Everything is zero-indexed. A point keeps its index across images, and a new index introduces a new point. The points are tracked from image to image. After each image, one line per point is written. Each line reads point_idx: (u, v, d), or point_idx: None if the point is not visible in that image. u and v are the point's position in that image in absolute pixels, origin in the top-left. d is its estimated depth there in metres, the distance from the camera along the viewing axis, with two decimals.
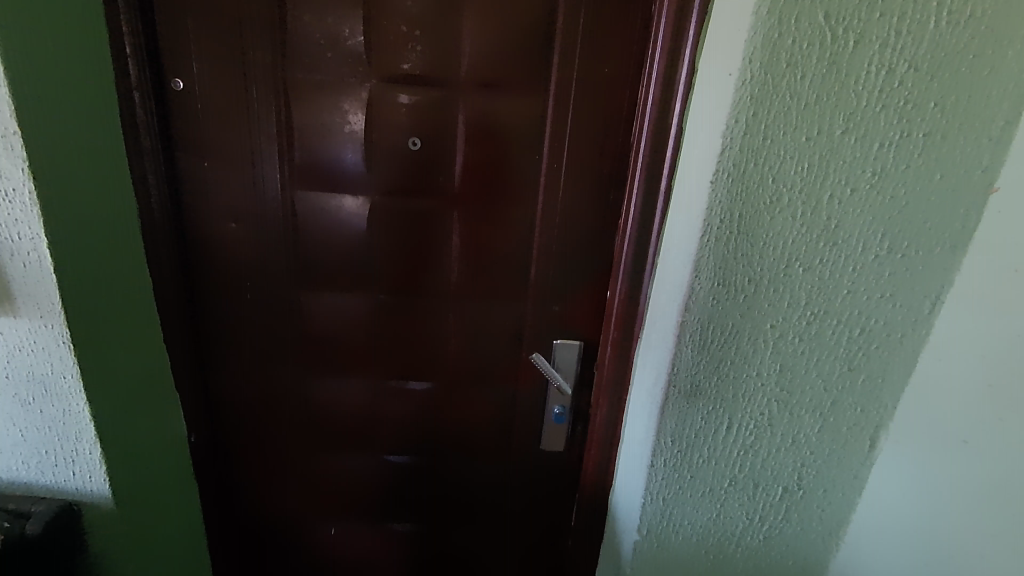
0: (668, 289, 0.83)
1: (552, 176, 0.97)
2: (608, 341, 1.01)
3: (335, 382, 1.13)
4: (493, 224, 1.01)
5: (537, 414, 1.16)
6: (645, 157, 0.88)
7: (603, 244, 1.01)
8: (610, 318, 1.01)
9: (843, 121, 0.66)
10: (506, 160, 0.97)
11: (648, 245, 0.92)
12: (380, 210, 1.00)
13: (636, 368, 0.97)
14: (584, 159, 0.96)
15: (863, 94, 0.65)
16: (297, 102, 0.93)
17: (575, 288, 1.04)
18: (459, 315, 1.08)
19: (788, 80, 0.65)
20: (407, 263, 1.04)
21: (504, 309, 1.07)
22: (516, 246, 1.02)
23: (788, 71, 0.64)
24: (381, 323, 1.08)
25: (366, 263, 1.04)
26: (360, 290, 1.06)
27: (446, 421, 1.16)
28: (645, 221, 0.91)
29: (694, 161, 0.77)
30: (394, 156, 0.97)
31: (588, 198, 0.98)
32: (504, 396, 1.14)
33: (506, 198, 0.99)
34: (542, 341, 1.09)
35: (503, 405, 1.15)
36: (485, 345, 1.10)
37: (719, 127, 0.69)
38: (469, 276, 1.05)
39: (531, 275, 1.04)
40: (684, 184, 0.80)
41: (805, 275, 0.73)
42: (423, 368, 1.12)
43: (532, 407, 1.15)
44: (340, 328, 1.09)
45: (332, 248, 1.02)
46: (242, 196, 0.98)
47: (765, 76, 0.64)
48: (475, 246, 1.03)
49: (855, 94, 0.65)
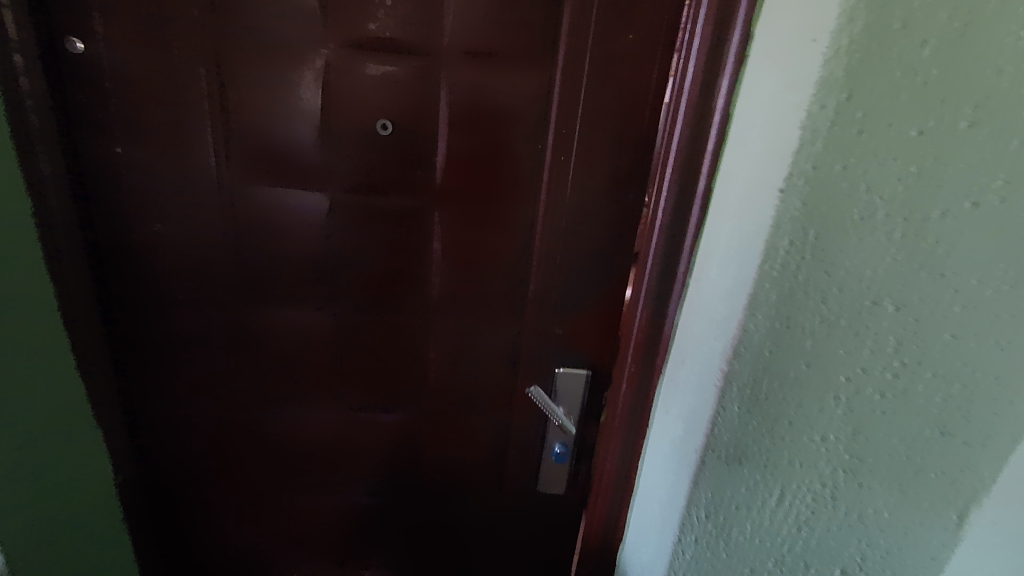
0: (710, 322, 0.66)
1: (559, 171, 0.78)
2: (624, 374, 0.83)
3: (295, 412, 0.95)
4: (485, 229, 0.82)
5: (534, 451, 0.98)
6: (678, 151, 0.69)
7: (619, 254, 0.82)
8: (626, 346, 0.83)
9: (975, 106, 0.44)
10: (500, 150, 0.78)
11: (678, 260, 0.73)
12: (342, 211, 0.81)
13: (656, 405, 0.80)
14: (599, 150, 0.77)
15: (1006, 70, 0.42)
16: (234, 73, 0.73)
17: (583, 307, 0.86)
18: (441, 337, 0.89)
19: (901, 51, 0.45)
20: (377, 275, 0.85)
21: (496, 330, 0.88)
22: (512, 255, 0.83)
23: (903, 36, 0.45)
24: (348, 345, 0.90)
25: (328, 274, 0.85)
26: (322, 306, 0.87)
27: (427, 458, 0.98)
28: (677, 231, 0.72)
29: (750, 159, 0.59)
30: (360, 143, 0.77)
31: (603, 199, 0.79)
32: (495, 431, 0.97)
33: (500, 198, 0.80)
34: (541, 369, 0.91)
35: (494, 439, 0.97)
36: (474, 372, 0.91)
37: (793, 116, 0.52)
38: (454, 291, 0.86)
39: (531, 290, 0.85)
40: (731, 186, 0.63)
41: (897, 316, 0.51)
42: (399, 397, 0.94)
43: (528, 442, 0.97)
44: (299, 351, 0.90)
45: (285, 256, 0.83)
46: (168, 190, 0.79)
47: (869, 44, 0.46)
48: (461, 255, 0.84)
49: (994, 69, 0.43)
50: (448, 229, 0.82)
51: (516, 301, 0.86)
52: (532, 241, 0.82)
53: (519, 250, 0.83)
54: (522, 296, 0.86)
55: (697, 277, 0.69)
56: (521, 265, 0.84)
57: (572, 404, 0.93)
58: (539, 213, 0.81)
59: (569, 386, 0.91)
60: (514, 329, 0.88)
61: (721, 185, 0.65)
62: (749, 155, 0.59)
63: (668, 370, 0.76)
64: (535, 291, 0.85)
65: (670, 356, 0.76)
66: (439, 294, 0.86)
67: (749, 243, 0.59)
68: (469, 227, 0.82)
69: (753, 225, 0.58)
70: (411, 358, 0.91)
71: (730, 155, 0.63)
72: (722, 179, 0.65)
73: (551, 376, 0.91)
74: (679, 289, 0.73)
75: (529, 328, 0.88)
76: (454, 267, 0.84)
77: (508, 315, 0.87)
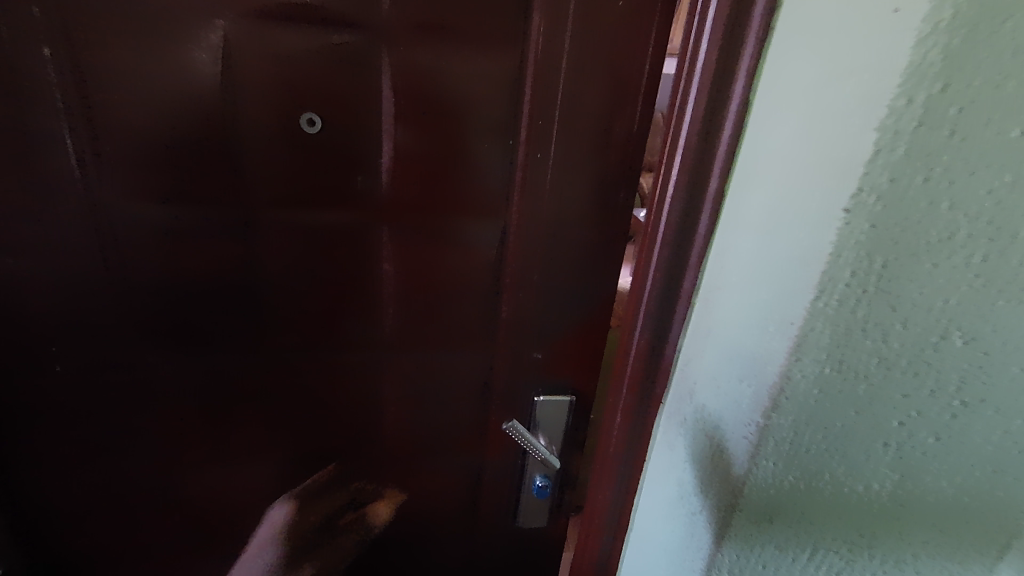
0: (727, 354, 0.54)
1: (534, 171, 0.64)
2: (617, 406, 0.71)
3: (221, 471, 0.77)
4: (447, 243, 0.67)
5: (512, 485, 0.86)
6: (686, 149, 0.57)
7: (605, 266, 0.70)
8: (619, 373, 0.71)
9: None
10: (461, 147, 0.63)
11: (684, 277, 0.61)
12: (260, 228, 0.64)
13: (654, 437, 0.69)
14: (583, 145, 0.63)
15: None
16: (94, 52, 0.54)
17: (565, 326, 0.74)
18: (398, 371, 0.74)
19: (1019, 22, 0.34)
20: (313, 303, 0.69)
21: (463, 358, 0.74)
22: (480, 273, 0.69)
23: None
24: (283, 388, 0.73)
25: (251, 306, 0.68)
26: (246, 345, 0.70)
27: (387, 506, 0.85)
28: (682, 244, 0.60)
29: (780, 158, 0.47)
30: (278, 144, 0.60)
31: (586, 203, 0.66)
32: (466, 470, 0.83)
33: (463, 205, 0.65)
34: (518, 398, 0.78)
35: (466, 478, 0.84)
36: (439, 407, 0.78)
37: (857, 108, 0.39)
38: (411, 317, 0.71)
39: (505, 311, 0.72)
40: (752, 191, 0.51)
41: (966, 350, 0.42)
42: (351, 442, 0.79)
43: (504, 477, 0.85)
44: (220, 399, 0.73)
45: (191, 287, 0.66)
46: (10, 210, 0.59)
47: (979, 14, 0.34)
48: (418, 275, 0.69)
49: None
50: (400, 245, 0.67)
51: (486, 325, 0.72)
52: (504, 255, 0.68)
53: (490, 266, 0.69)
54: (493, 318, 0.72)
55: (708, 296, 0.58)
56: (493, 283, 0.70)
57: (553, 434, 0.81)
58: (513, 222, 0.67)
59: (549, 415, 0.79)
60: (485, 358, 0.74)
61: (737, 189, 0.53)
62: (777, 152, 0.47)
63: (670, 399, 0.66)
64: (510, 312, 0.72)
65: (671, 383, 0.65)
66: (393, 322, 0.71)
67: (784, 266, 0.46)
68: (427, 241, 0.67)
69: (791, 242, 0.45)
70: (363, 398, 0.76)
71: (749, 153, 0.52)
72: (738, 181, 0.53)
73: (530, 406, 0.79)
74: (682, 310, 0.62)
75: (503, 354, 0.74)
76: (411, 290, 0.69)
77: (478, 341, 0.73)
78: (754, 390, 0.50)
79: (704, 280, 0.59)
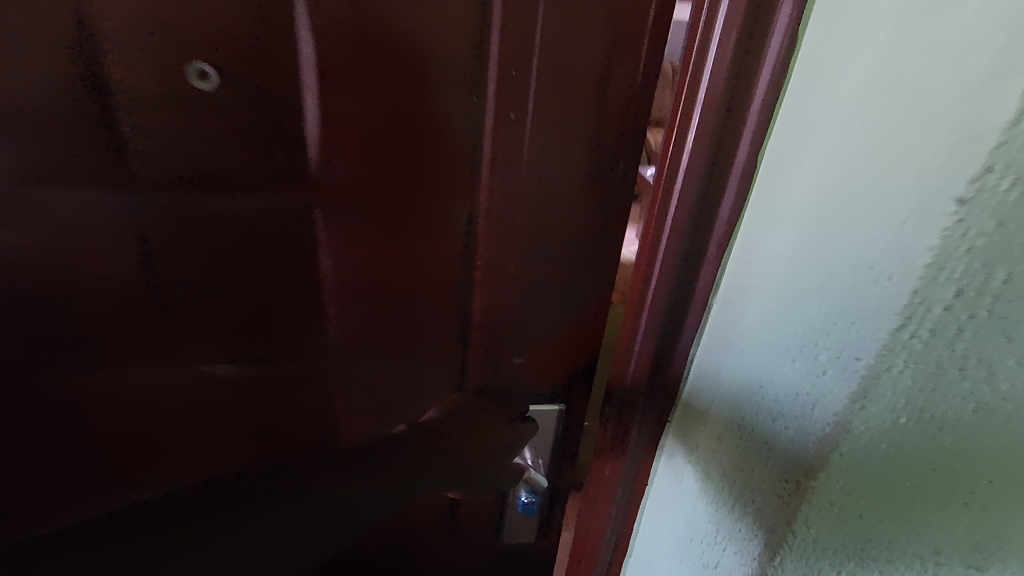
0: (756, 377, 0.42)
1: (507, 137, 0.50)
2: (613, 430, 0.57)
3: (134, 525, 0.62)
4: (404, 234, 0.53)
5: (494, 507, 0.74)
6: (706, 105, 0.43)
7: (598, 255, 0.57)
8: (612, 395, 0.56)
9: None
10: (415, 109, 0.48)
11: (700, 273, 0.49)
12: (158, 223, 0.49)
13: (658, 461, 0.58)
14: (567, 101, 0.49)
15: None
16: None
17: (550, 325, 0.61)
18: (355, 385, 0.62)
19: None
20: (236, 310, 0.55)
21: (429, 366, 0.62)
22: (446, 265, 0.56)
23: None
24: (207, 415, 0.60)
25: (153, 318, 0.53)
26: (152, 367, 0.56)
27: (348, 541, 0.72)
28: (700, 231, 0.47)
29: (847, 120, 0.34)
30: (165, 108, 0.45)
31: (574, 176, 0.53)
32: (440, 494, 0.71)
33: (420, 181, 0.51)
34: (497, 411, 0.66)
35: (440, 502, 0.72)
36: (407, 426, 0.65)
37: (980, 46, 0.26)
38: (367, 322, 0.58)
39: (481, 309, 0.59)
40: (802, 163, 0.38)
41: None
42: (299, 476, 0.65)
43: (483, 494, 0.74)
44: (125, 435, 0.58)
45: (69, 299, 0.51)
46: None
47: None
48: (370, 272, 0.55)
49: None
50: (341, 237, 0.52)
51: (459, 328, 0.60)
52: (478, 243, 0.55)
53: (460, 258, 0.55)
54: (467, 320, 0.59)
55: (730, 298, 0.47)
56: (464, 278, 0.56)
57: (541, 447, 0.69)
58: (487, 204, 0.53)
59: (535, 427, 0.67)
60: (459, 364, 0.62)
61: (775, 162, 0.42)
62: (842, 111, 0.34)
63: (679, 419, 0.54)
64: (486, 310, 0.59)
65: (681, 399, 0.54)
66: (341, 330, 0.58)
67: (848, 270, 0.33)
68: (378, 233, 0.53)
69: (860, 237, 0.32)
70: (315, 418, 0.63)
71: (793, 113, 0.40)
72: (776, 149, 0.42)
73: (514, 419, 0.67)
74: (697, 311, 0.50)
75: (479, 360, 0.62)
76: (362, 289, 0.56)
77: (451, 346, 0.61)
78: (792, 432, 0.37)
79: (727, 274, 0.48)
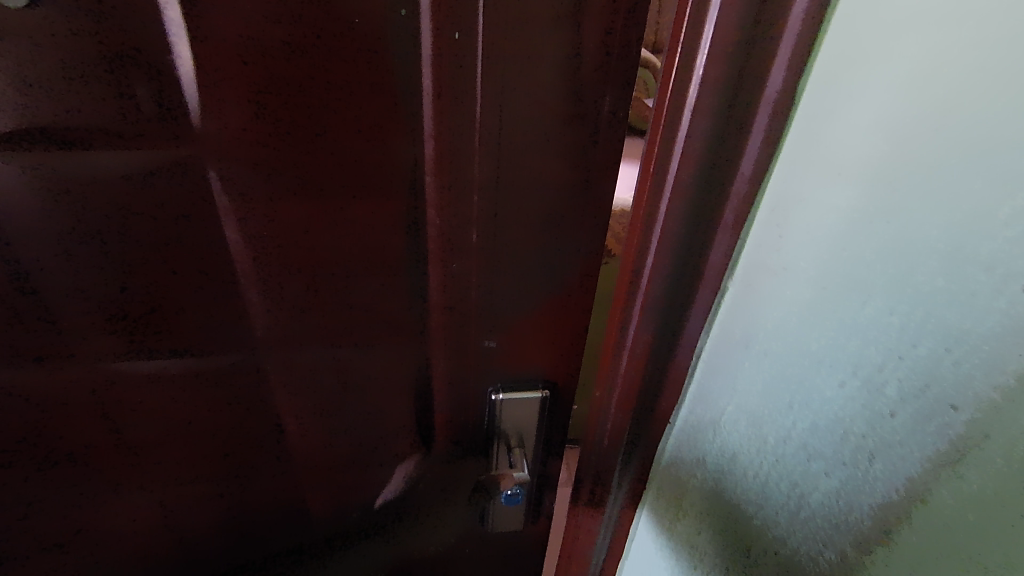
0: (784, 395, 0.34)
1: (452, 64, 0.38)
2: (605, 417, 0.47)
3: (57, 540, 0.54)
4: (338, 199, 0.42)
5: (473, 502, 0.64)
6: (724, 8, 0.31)
7: (582, 218, 0.46)
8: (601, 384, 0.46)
9: None
10: (336, 30, 0.36)
11: (711, 245, 0.38)
12: (8, 192, 0.38)
13: (656, 471, 0.48)
14: (529, 16, 0.36)
15: None
16: None
17: (525, 303, 0.50)
18: (296, 379, 0.51)
19: None
20: (135, 297, 0.44)
21: (384, 354, 0.51)
22: (389, 230, 0.45)
23: None
24: (121, 422, 0.50)
25: (29, 310, 0.43)
26: (37, 368, 0.45)
27: (310, 544, 0.63)
28: (713, 186, 0.36)
29: (937, 68, 0.25)
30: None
31: (545, 116, 0.40)
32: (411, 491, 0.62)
33: (345, 125, 0.40)
34: (470, 403, 0.56)
35: (409, 500, 0.62)
36: (365, 420, 0.55)
37: None
38: (303, 305, 0.47)
39: (443, 284, 0.48)
40: (855, 117, 0.28)
41: None
42: (245, 479, 0.56)
43: (458, 493, 0.63)
44: (21, 451, 0.48)
45: None
46: None
47: None
48: (300, 247, 0.44)
49: None
50: (258, 207, 0.42)
51: (419, 308, 0.49)
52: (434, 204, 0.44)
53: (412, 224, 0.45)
54: (428, 298, 0.49)
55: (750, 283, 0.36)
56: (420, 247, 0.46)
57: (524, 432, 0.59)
58: (444, 153, 0.41)
59: (515, 418, 0.57)
60: (421, 350, 0.52)
61: (814, 105, 0.31)
62: (929, 55, 0.25)
63: (681, 425, 0.45)
64: (452, 286, 0.48)
65: (684, 402, 0.44)
66: (273, 316, 0.47)
67: (939, 287, 0.26)
68: (305, 197, 0.42)
69: (963, 247, 0.25)
70: (252, 419, 0.53)
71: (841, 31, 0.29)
72: (818, 86, 0.30)
73: (490, 411, 0.56)
74: (709, 290, 0.39)
75: (444, 345, 0.52)
76: (292, 269, 0.45)
77: (411, 330, 0.50)
78: (845, 469, 0.31)
79: (745, 253, 0.36)
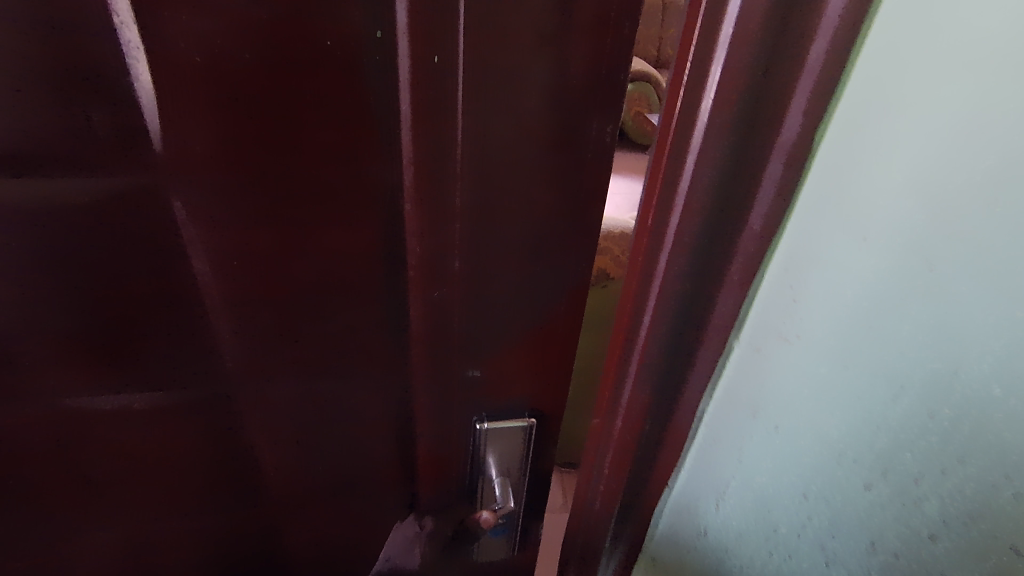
0: (799, 484, 0.34)
1: (431, 87, 0.36)
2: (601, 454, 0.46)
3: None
4: (324, 227, 0.41)
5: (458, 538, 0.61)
6: (733, 45, 0.30)
7: (570, 244, 0.44)
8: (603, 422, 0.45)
9: None
10: (318, 51, 0.34)
11: (718, 296, 0.37)
12: None
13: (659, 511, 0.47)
14: (513, 38, 0.35)
15: None
16: None
17: (510, 332, 0.48)
18: (271, 410, 0.49)
19: None
20: (93, 327, 0.41)
21: (362, 384, 0.49)
22: (366, 258, 0.43)
23: None
24: (81, 456, 0.47)
25: None
26: None
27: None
28: (722, 226, 0.35)
29: (973, 160, 0.23)
30: None
31: (529, 141, 0.38)
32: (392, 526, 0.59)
33: (318, 150, 0.38)
34: (453, 434, 0.54)
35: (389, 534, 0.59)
36: (343, 453, 0.53)
37: None
38: (281, 335, 0.45)
39: (431, 312, 0.46)
40: (878, 200, 0.27)
41: None
42: (215, 513, 0.53)
43: (440, 531, 0.60)
44: None
45: None
46: None
47: None
48: (278, 275, 0.42)
49: None
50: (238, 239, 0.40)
51: (404, 337, 0.47)
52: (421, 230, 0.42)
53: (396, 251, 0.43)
54: (411, 327, 0.46)
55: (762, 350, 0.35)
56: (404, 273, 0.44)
57: (504, 462, 0.56)
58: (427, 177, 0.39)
59: (500, 449, 0.55)
60: (403, 379, 0.49)
61: (827, 183, 0.30)
62: (949, 156, 0.24)
63: (683, 483, 0.44)
64: (437, 313, 0.46)
65: (688, 457, 0.43)
66: (249, 345, 0.45)
67: (978, 405, 0.24)
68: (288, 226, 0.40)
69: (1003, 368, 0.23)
70: (224, 451, 0.50)
71: (859, 100, 0.28)
72: (837, 147, 0.29)
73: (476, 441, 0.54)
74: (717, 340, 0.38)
75: (431, 373, 0.49)
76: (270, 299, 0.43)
77: (395, 358, 0.48)
78: (874, 571, 0.31)
79: (753, 316, 0.35)
